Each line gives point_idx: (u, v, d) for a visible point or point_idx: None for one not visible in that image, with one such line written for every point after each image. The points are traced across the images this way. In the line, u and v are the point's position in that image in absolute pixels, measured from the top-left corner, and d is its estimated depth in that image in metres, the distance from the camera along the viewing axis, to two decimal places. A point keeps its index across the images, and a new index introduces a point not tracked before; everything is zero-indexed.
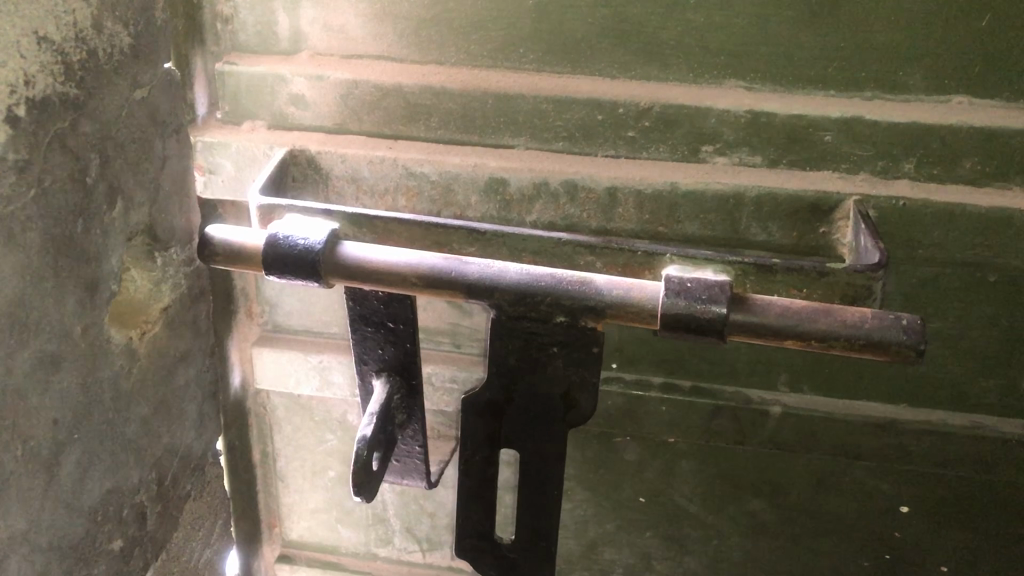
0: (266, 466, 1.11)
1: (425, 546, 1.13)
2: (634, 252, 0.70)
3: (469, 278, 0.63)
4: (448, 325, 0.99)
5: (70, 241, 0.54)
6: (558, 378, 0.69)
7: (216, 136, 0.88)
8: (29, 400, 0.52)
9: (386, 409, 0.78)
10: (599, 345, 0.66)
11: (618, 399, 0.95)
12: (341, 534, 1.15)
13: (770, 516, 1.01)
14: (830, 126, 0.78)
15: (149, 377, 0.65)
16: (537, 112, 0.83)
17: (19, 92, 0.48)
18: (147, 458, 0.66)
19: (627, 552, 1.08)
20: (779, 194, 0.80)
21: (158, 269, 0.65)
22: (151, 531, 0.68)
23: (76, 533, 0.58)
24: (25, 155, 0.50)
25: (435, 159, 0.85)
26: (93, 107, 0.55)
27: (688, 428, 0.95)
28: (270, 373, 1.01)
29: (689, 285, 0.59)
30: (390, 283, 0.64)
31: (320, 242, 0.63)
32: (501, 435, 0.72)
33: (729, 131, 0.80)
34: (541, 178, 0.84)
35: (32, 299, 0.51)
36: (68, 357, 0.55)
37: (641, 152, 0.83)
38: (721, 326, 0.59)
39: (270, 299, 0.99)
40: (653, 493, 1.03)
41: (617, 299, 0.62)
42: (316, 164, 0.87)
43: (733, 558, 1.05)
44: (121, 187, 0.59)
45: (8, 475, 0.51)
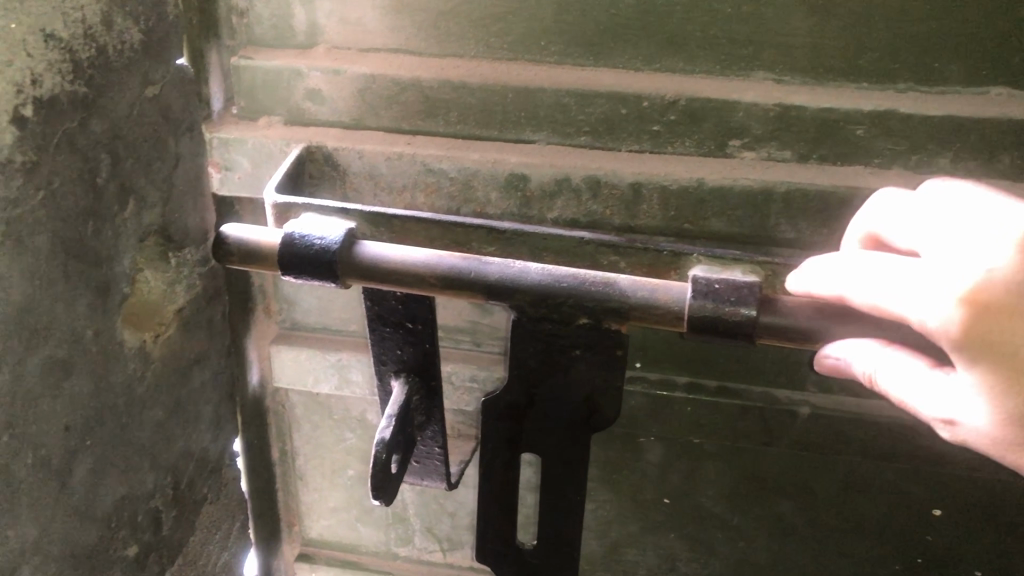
0: (286, 464, 1.10)
1: (447, 546, 1.12)
2: (660, 252, 0.68)
3: (490, 278, 0.61)
4: (468, 323, 0.98)
5: (80, 244, 0.53)
6: (581, 381, 0.67)
7: (232, 131, 0.86)
8: (39, 406, 0.51)
9: (405, 410, 0.77)
10: (622, 348, 0.64)
11: (643, 398, 0.93)
12: (360, 533, 1.13)
13: (798, 517, 0.98)
14: (862, 120, 0.75)
15: (164, 379, 0.64)
16: (559, 105, 0.80)
17: (26, 91, 0.47)
18: (162, 462, 0.64)
19: (652, 554, 1.06)
20: (808, 189, 0.78)
21: (172, 271, 0.63)
22: (167, 536, 0.67)
23: (90, 540, 0.57)
24: (33, 156, 0.48)
25: (454, 155, 0.83)
26: (103, 105, 0.53)
27: (714, 428, 0.93)
28: (288, 371, 1.00)
29: (717, 286, 0.57)
30: (407, 282, 0.62)
31: (336, 241, 0.62)
32: (522, 439, 0.71)
33: (756, 124, 0.77)
34: (563, 174, 0.81)
35: (42, 303, 0.50)
36: (80, 362, 0.54)
37: (666, 146, 0.80)
38: (751, 328, 0.57)
39: (289, 297, 0.98)
40: (678, 494, 1.00)
41: (642, 301, 0.60)
42: (334, 161, 0.85)
43: (759, 560, 1.03)
44: (132, 187, 0.57)
45: (19, 484, 0.50)
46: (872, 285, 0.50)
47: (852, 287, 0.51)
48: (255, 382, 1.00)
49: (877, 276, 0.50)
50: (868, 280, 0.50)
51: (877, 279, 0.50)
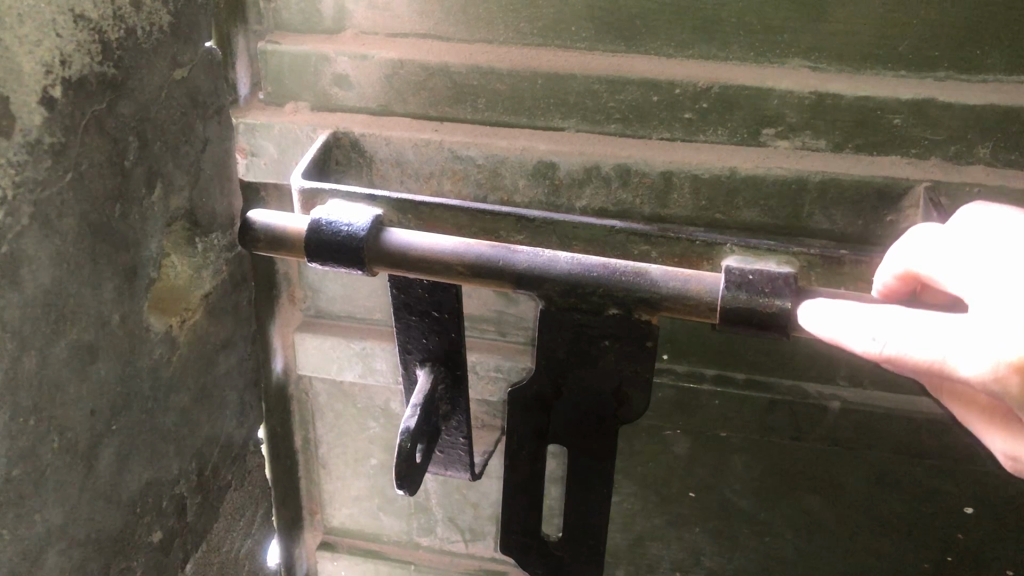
0: (309, 452, 1.10)
1: (468, 536, 1.11)
2: (693, 241, 0.67)
3: (518, 267, 0.60)
4: (493, 313, 0.97)
5: (108, 227, 0.52)
6: (610, 373, 0.66)
7: (258, 118, 0.86)
8: (66, 390, 0.50)
9: (429, 400, 0.76)
10: (652, 341, 0.63)
11: (670, 391, 0.92)
12: (382, 522, 1.13)
13: (826, 514, 0.97)
14: (900, 109, 0.73)
15: (191, 365, 0.63)
16: (589, 92, 0.79)
17: (55, 72, 0.46)
18: (187, 448, 0.64)
19: (675, 548, 1.05)
20: (844, 179, 0.76)
21: (200, 256, 0.62)
22: (190, 523, 0.67)
23: (115, 526, 0.56)
24: (61, 138, 0.47)
25: (482, 141, 0.82)
26: (131, 87, 0.52)
27: (742, 421, 0.92)
28: (313, 359, 1.00)
29: (751, 277, 0.56)
30: (434, 271, 0.61)
31: (360, 227, 0.61)
32: (549, 430, 0.70)
33: (791, 113, 0.76)
34: (592, 162, 0.80)
35: (70, 286, 0.49)
36: (107, 346, 0.53)
37: (698, 135, 0.78)
38: (786, 319, 0.55)
39: (314, 284, 0.98)
40: (703, 488, 0.99)
41: (673, 292, 0.58)
42: (361, 147, 0.85)
43: (785, 556, 1.01)
44: (160, 170, 0.56)
45: (46, 468, 0.49)
46: (897, 330, 0.46)
47: (866, 332, 0.47)
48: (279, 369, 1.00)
49: (905, 322, 0.46)
50: (889, 324, 0.46)
51: (904, 322, 0.46)
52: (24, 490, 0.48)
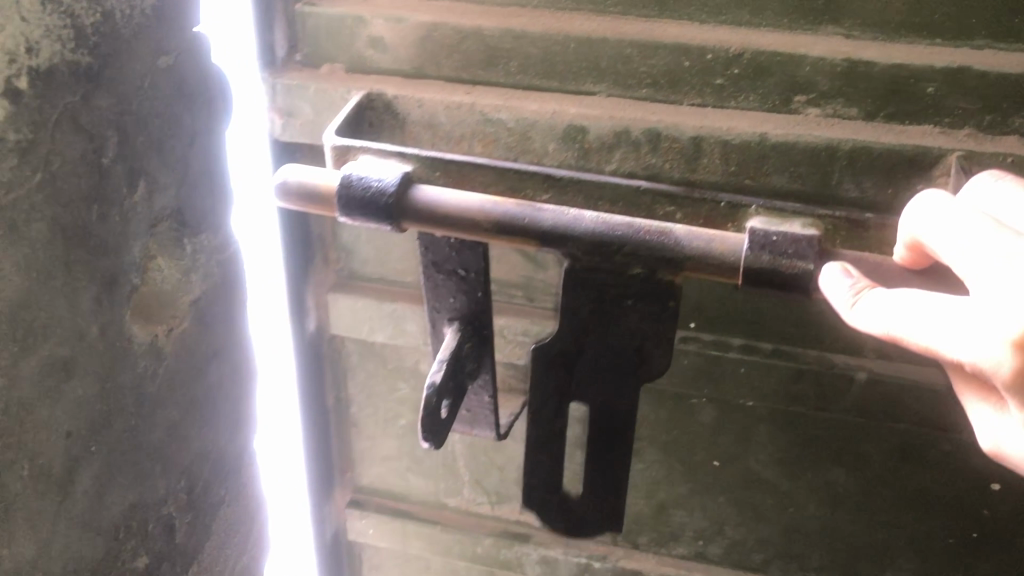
0: (339, 412, 1.09)
1: (494, 499, 1.10)
2: (718, 203, 0.64)
3: (544, 225, 0.57)
4: (521, 278, 0.94)
5: (84, 231, 0.50)
6: (633, 333, 0.63)
7: (295, 77, 0.80)
8: (37, 411, 0.48)
9: (457, 357, 0.73)
10: (675, 300, 0.60)
11: (697, 358, 0.89)
12: (410, 482, 1.13)
13: (850, 486, 0.93)
14: (936, 76, 0.68)
15: (180, 379, 0.61)
16: (621, 56, 0.73)
17: (20, 60, 0.44)
18: (174, 469, 0.62)
19: (698, 516, 1.01)
20: (875, 147, 0.69)
21: (189, 258, 0.60)
22: (181, 543, 0.65)
23: (96, 553, 0.55)
24: (28, 135, 0.45)
25: (513, 104, 0.76)
26: (110, 77, 0.50)
27: (767, 390, 0.89)
28: (343, 320, 0.99)
29: (774, 238, 0.54)
30: (461, 228, 0.59)
31: (391, 185, 0.58)
32: (572, 391, 0.66)
33: (824, 79, 0.70)
34: (623, 126, 0.74)
35: (39, 298, 0.47)
36: (83, 359, 0.51)
37: (729, 101, 0.73)
38: (811, 283, 0.53)
39: (346, 246, 0.96)
40: (728, 457, 0.96)
41: (698, 251, 0.56)
42: (394, 109, 0.78)
43: (807, 526, 0.98)
44: (142, 168, 0.54)
45: (16, 495, 0.48)
46: (906, 313, 0.43)
47: (879, 313, 0.45)
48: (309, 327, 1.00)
49: (915, 305, 0.43)
50: (900, 307, 0.44)
51: (914, 305, 0.43)
52: None
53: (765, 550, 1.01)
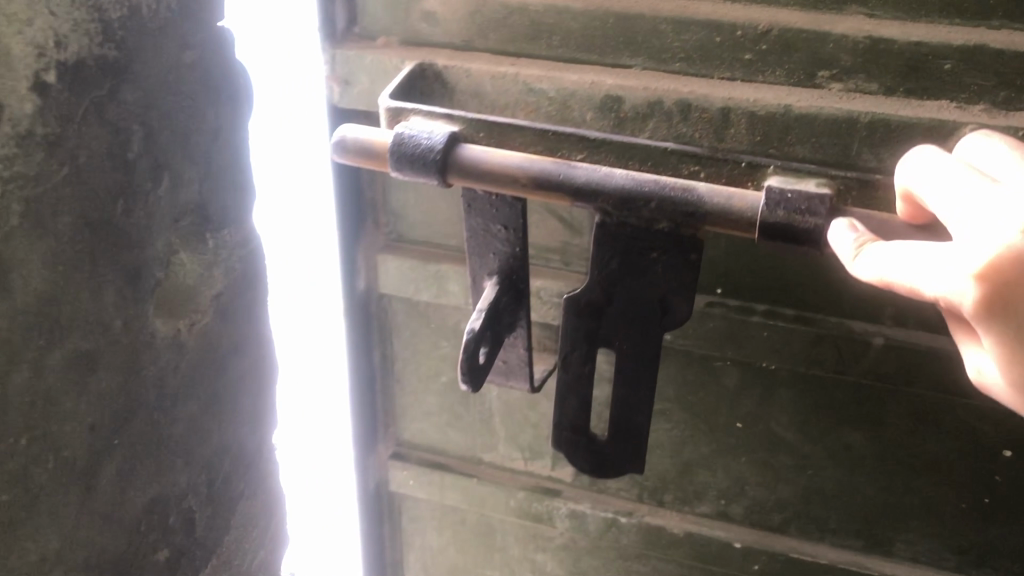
0: (387, 369, 1.03)
1: (528, 454, 1.03)
2: (738, 165, 0.56)
3: (576, 181, 0.56)
4: (560, 242, 0.87)
5: (105, 224, 0.47)
6: (659, 283, 0.62)
7: (353, 47, 0.78)
8: (64, 402, 0.46)
9: (494, 309, 0.69)
10: (695, 253, 0.59)
11: (721, 322, 0.81)
12: (450, 437, 1.06)
13: (868, 449, 0.85)
14: (952, 54, 0.63)
15: (206, 363, 0.58)
16: (656, 32, 0.69)
17: (48, 54, 0.42)
18: (197, 461, 0.58)
19: (721, 476, 0.93)
20: (891, 119, 0.65)
21: (210, 253, 0.58)
22: (200, 536, 0.61)
23: (118, 548, 0.52)
24: (55, 130, 0.43)
25: (555, 74, 0.72)
26: (136, 71, 0.48)
27: (793, 354, 0.81)
28: (393, 282, 0.94)
29: (789, 196, 0.51)
30: (503, 184, 0.57)
31: (440, 140, 0.57)
32: (601, 334, 0.66)
33: (848, 56, 0.65)
34: (656, 96, 0.70)
35: (65, 293, 0.45)
36: (108, 355, 0.48)
37: (756, 76, 0.68)
38: (823, 238, 0.51)
39: (396, 211, 0.91)
40: (752, 418, 0.88)
41: (717, 208, 0.53)
42: (444, 79, 0.75)
43: (823, 492, 0.89)
44: (168, 161, 0.51)
45: (40, 492, 0.44)
46: (899, 258, 0.41)
47: (874, 261, 0.43)
48: (361, 285, 0.96)
49: (908, 249, 0.41)
50: (894, 252, 0.42)
51: (906, 249, 0.41)
52: (15, 517, 0.43)
53: (781, 513, 0.92)
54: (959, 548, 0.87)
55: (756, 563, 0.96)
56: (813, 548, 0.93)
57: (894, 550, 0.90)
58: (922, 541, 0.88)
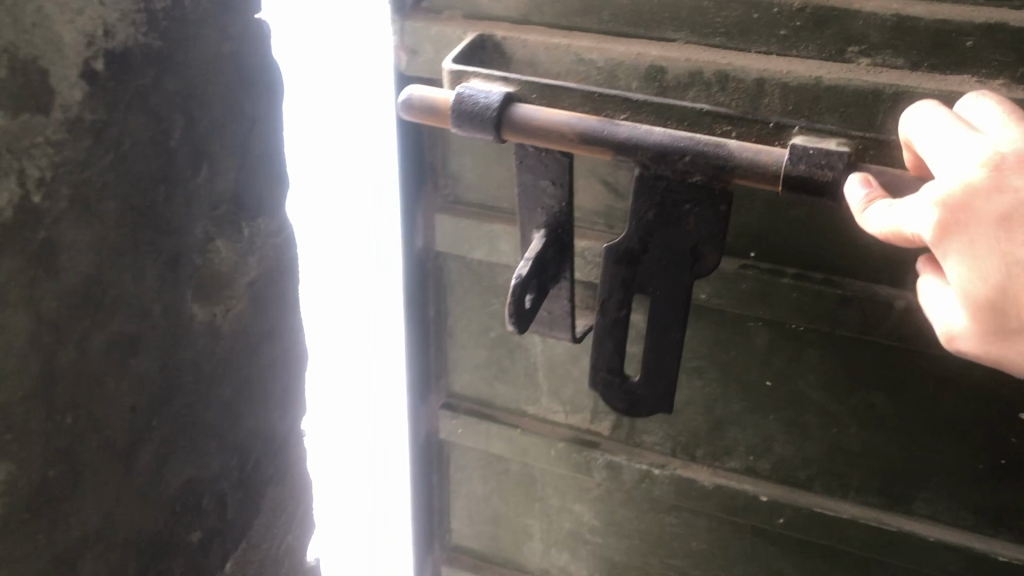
0: (440, 323, 1.08)
1: (569, 409, 1.07)
2: (766, 125, 0.63)
3: (617, 138, 0.63)
4: (603, 207, 0.89)
5: (151, 210, 0.48)
6: (691, 234, 0.68)
7: (422, 21, 0.83)
8: (104, 382, 0.47)
9: (540, 261, 0.76)
10: (726, 205, 0.65)
11: (754, 284, 0.85)
12: (496, 390, 1.10)
13: (888, 408, 0.88)
14: (973, 32, 0.67)
15: (232, 354, 0.59)
16: (698, 8, 0.74)
17: (98, 43, 0.43)
18: (227, 445, 0.60)
19: (751, 433, 0.96)
20: (916, 91, 0.68)
21: (245, 242, 0.58)
22: (231, 519, 0.63)
23: (154, 527, 0.54)
24: (103, 115, 0.44)
25: (605, 47, 0.77)
26: (178, 60, 0.49)
27: (818, 315, 0.84)
28: (449, 237, 0.99)
29: (811, 152, 0.58)
30: (551, 140, 0.65)
31: (496, 99, 0.66)
32: (636, 282, 0.72)
33: (876, 33, 0.69)
34: (696, 68, 0.74)
35: (110, 275, 0.46)
36: (147, 338, 0.50)
37: (792, 50, 0.72)
38: (839, 189, 0.58)
39: (454, 170, 0.95)
40: (780, 375, 0.91)
41: (745, 161, 0.60)
42: (503, 50, 0.81)
43: (850, 450, 0.92)
44: (206, 151, 0.52)
45: (83, 467, 0.46)
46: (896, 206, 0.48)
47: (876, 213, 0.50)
48: (419, 244, 1.01)
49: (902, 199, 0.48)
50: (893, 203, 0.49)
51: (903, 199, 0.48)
52: (61, 490, 0.45)
53: (807, 470, 0.96)
54: (975, 508, 0.89)
55: (780, 517, 0.99)
56: (836, 505, 0.96)
57: (912, 508, 0.93)
58: (942, 500, 0.91)
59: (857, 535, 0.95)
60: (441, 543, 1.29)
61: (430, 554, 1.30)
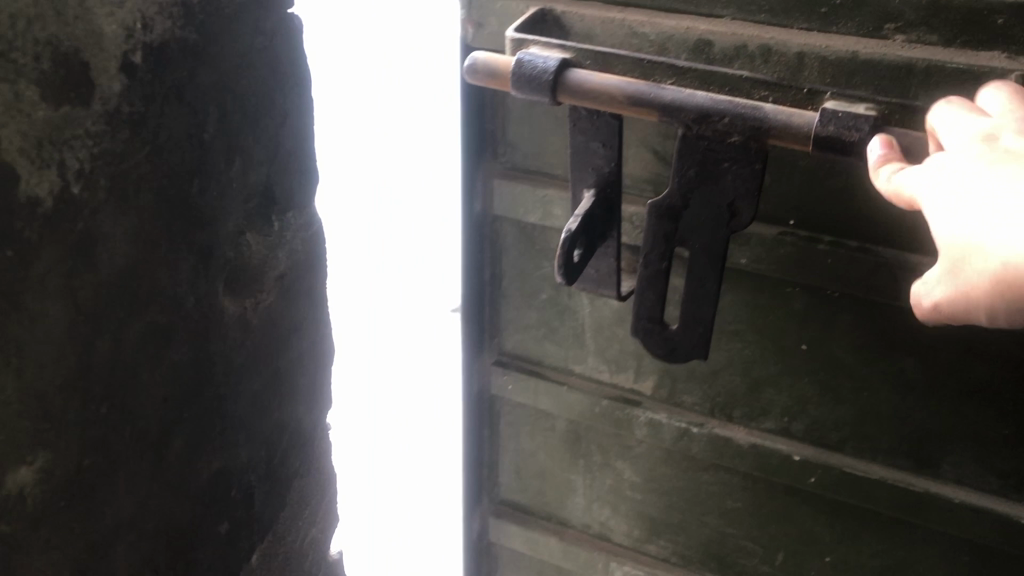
0: (495, 286, 1.09)
1: (614, 368, 1.06)
2: (802, 91, 0.63)
3: (664, 102, 0.65)
4: (651, 175, 0.88)
5: (186, 202, 0.49)
6: (728, 192, 0.69)
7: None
8: (137, 373, 0.47)
9: (589, 218, 0.77)
10: (760, 163, 0.67)
11: (791, 250, 0.86)
12: (545, 348, 1.10)
13: (918, 372, 0.87)
14: (1005, 8, 0.67)
15: (261, 346, 0.59)
16: None
17: (137, 36, 0.43)
18: (256, 437, 0.60)
19: (785, 395, 0.96)
20: (948, 64, 0.69)
21: (275, 235, 0.59)
22: (259, 511, 0.63)
23: (184, 517, 0.54)
24: (141, 108, 0.44)
25: (656, 20, 0.79)
26: (214, 54, 0.49)
27: (851, 279, 0.84)
28: (504, 203, 1.01)
29: (840, 114, 0.58)
30: (603, 104, 0.67)
31: (553, 65, 0.68)
32: (678, 236, 0.73)
33: (911, 10, 0.69)
34: (741, 41, 0.76)
35: (145, 267, 0.46)
36: (180, 329, 0.50)
37: (832, 26, 0.72)
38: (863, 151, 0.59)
39: (512, 138, 0.96)
40: (815, 339, 0.91)
41: (782, 124, 0.61)
42: (562, 24, 0.83)
43: (880, 413, 0.91)
44: (239, 144, 0.53)
45: (116, 458, 0.47)
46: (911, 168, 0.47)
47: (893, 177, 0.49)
48: (477, 208, 1.04)
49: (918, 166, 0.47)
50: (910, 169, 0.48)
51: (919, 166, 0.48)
52: (95, 481, 0.46)
53: (838, 432, 0.94)
54: (1000, 472, 0.88)
55: (813, 477, 0.98)
56: (866, 467, 0.95)
57: (940, 472, 0.91)
58: (970, 463, 0.89)
59: (884, 493, 0.95)
60: (489, 497, 1.29)
61: (479, 505, 1.29)
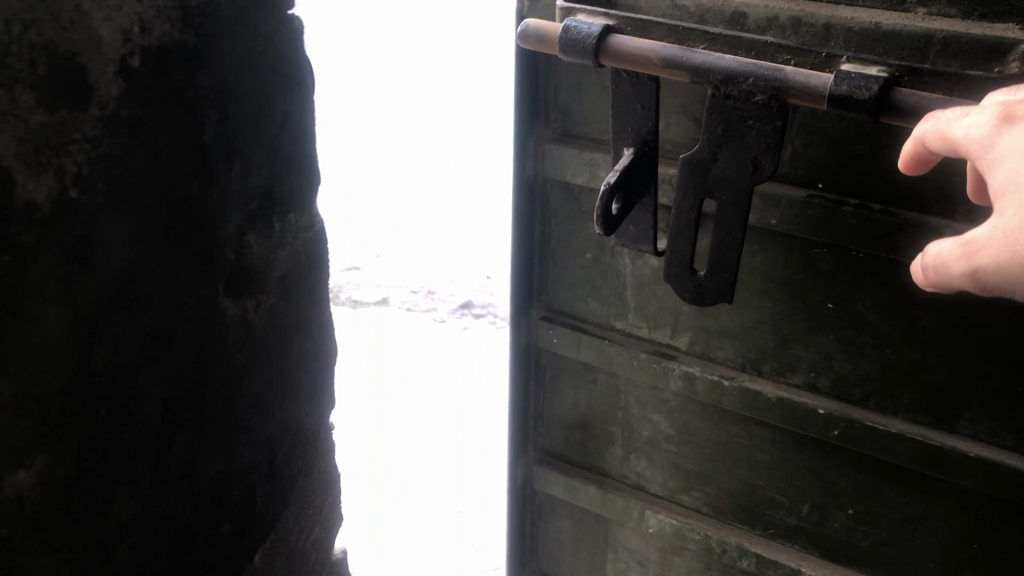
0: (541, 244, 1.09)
1: (651, 325, 1.06)
2: (812, 53, 0.63)
3: (694, 62, 0.65)
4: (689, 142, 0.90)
5: (185, 205, 0.49)
6: (753, 147, 0.67)
7: None
8: (138, 375, 0.48)
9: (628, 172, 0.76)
10: (782, 120, 0.65)
11: (821, 210, 0.86)
12: (590, 305, 1.10)
13: (940, 329, 0.85)
14: None
15: (263, 347, 0.59)
16: None
17: (134, 39, 0.43)
18: (258, 438, 0.60)
19: (813, 351, 0.94)
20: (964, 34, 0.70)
21: (277, 236, 0.58)
22: (261, 511, 0.63)
23: (184, 518, 0.54)
24: (139, 111, 0.44)
25: None
26: (213, 55, 0.49)
27: (876, 241, 0.84)
28: (553, 166, 1.03)
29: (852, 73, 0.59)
30: (639, 66, 0.67)
31: (597, 30, 0.68)
32: (706, 187, 0.71)
33: None
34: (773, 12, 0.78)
35: (143, 270, 0.46)
36: (180, 330, 0.50)
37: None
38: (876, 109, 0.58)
39: (564, 104, 0.99)
40: (842, 297, 0.90)
41: (798, 84, 0.61)
42: None
43: (902, 368, 0.89)
44: (239, 146, 0.53)
45: (117, 460, 0.47)
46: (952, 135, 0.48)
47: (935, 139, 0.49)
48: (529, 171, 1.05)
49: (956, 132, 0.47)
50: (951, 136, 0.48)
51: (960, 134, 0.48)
52: (94, 484, 0.46)
53: (861, 387, 0.93)
54: (1012, 427, 0.85)
55: (835, 430, 0.96)
56: (886, 420, 0.92)
57: (956, 427, 0.89)
58: (986, 419, 0.87)
59: (906, 451, 0.92)
60: (534, 448, 1.26)
61: (523, 455, 1.27)
